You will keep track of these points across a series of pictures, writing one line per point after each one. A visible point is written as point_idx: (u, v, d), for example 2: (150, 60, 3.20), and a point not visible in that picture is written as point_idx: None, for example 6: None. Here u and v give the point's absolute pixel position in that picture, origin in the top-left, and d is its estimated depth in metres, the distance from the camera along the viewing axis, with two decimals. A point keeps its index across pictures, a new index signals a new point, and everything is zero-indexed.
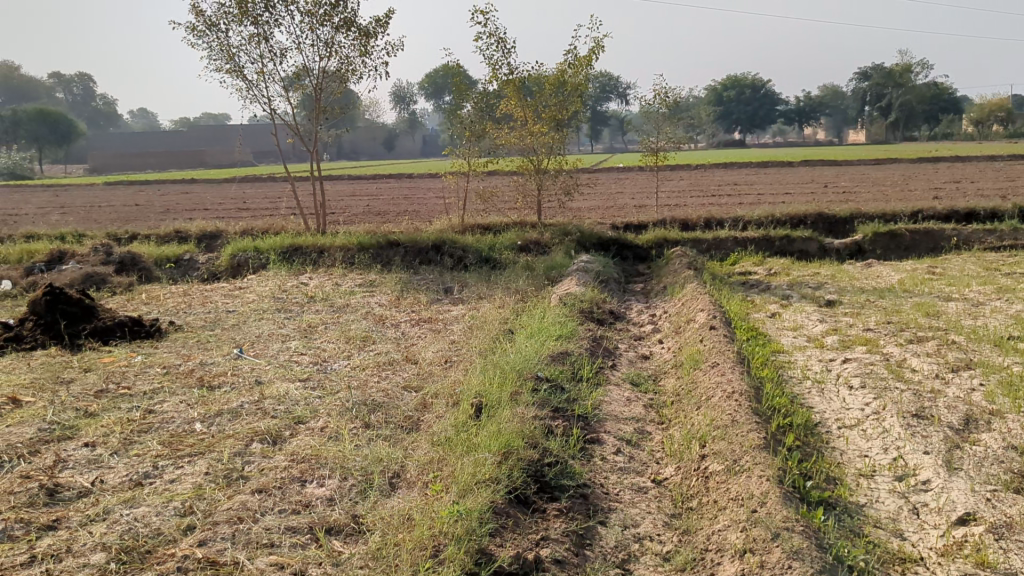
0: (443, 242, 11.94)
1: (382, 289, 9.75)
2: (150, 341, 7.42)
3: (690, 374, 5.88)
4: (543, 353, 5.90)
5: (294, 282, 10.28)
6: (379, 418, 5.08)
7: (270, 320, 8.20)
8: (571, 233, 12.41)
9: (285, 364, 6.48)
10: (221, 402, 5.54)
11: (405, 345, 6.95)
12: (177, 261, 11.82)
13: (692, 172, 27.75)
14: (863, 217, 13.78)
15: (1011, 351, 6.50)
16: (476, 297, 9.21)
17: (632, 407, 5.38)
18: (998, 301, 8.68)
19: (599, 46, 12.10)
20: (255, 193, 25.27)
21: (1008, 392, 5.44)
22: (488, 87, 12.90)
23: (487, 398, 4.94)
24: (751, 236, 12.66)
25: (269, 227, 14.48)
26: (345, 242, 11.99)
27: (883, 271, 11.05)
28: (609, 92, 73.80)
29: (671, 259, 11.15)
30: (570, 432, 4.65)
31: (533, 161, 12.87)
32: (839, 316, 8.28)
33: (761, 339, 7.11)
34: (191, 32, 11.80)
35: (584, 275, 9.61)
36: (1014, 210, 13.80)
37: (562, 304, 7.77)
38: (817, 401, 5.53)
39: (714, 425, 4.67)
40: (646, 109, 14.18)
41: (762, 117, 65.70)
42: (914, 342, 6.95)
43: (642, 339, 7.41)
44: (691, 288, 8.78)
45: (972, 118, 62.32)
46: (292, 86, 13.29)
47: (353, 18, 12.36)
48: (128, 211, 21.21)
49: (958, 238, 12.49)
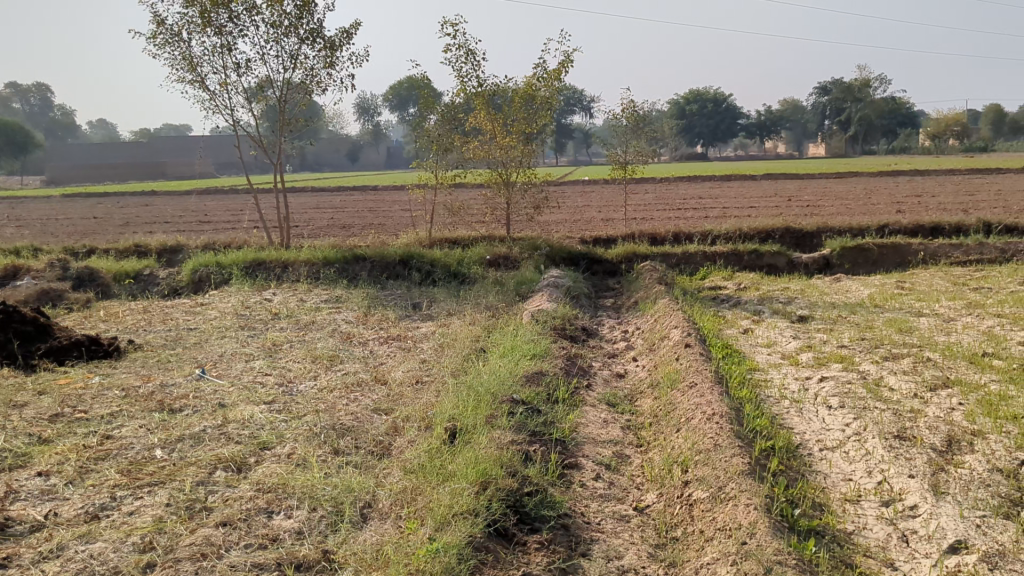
0: (410, 257, 11.76)
1: (348, 306, 9.54)
2: (108, 362, 7.16)
3: (667, 394, 5.75)
4: (518, 373, 5.74)
5: (258, 298, 10.04)
6: (349, 443, 4.89)
7: (233, 338, 7.97)
8: (540, 248, 12.28)
9: (249, 386, 6.26)
10: (183, 427, 5.31)
11: (374, 365, 6.76)
12: (136, 277, 11.54)
13: (658, 185, 27.80)
14: (830, 232, 13.79)
15: (987, 369, 6.45)
16: (445, 314, 9.03)
17: (609, 429, 5.24)
18: (969, 316, 8.67)
19: (570, 60, 12.02)
20: (217, 206, 24.90)
21: (988, 411, 5.38)
22: (456, 99, 12.74)
23: (461, 423, 4.78)
24: (721, 251, 12.63)
25: (231, 241, 14.20)
26: (310, 257, 11.75)
27: (851, 285, 11.04)
28: (573, 106, 74.16)
29: (640, 275, 11.05)
30: (549, 457, 4.51)
31: (501, 174, 12.73)
32: (812, 332, 8.21)
33: (735, 356, 7.02)
34: (153, 42, 11.54)
35: (555, 291, 9.49)
36: (978, 224, 13.90)
37: (534, 322, 7.62)
38: (796, 422, 5.42)
39: (696, 449, 4.55)
40: (614, 122, 14.13)
41: (725, 131, 66.28)
42: (890, 359, 6.90)
43: (616, 357, 7.28)
44: (663, 304, 8.68)
45: (929, 132, 63.36)
46: (255, 98, 13.05)
47: (319, 30, 12.18)
48: (86, 224, 20.76)
49: (925, 253, 12.52)
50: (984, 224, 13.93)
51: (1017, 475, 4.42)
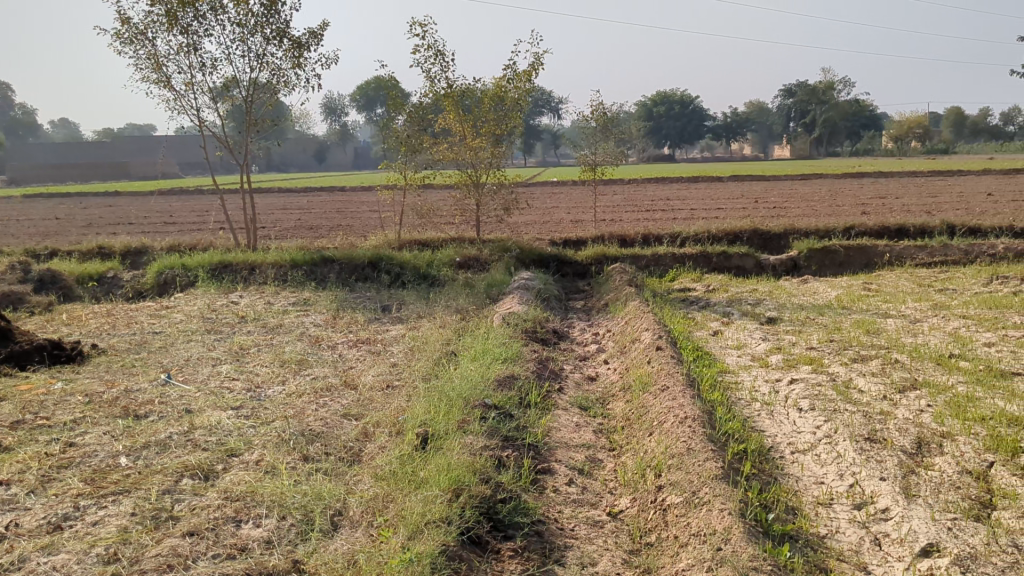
0: (379, 259, 11.68)
1: (317, 308, 9.45)
2: (70, 367, 7.03)
3: (639, 397, 5.73)
4: (489, 377, 5.69)
5: (224, 301, 9.92)
6: (318, 449, 4.83)
7: (199, 342, 7.86)
8: (510, 250, 12.25)
9: (215, 391, 6.16)
10: (148, 434, 5.21)
11: (344, 370, 6.69)
12: (100, 279, 11.40)
13: (627, 187, 27.87)
14: (797, 234, 13.87)
15: (954, 370, 6.50)
16: (415, 316, 8.97)
17: (581, 433, 5.21)
18: (935, 317, 8.75)
19: (539, 61, 12.00)
20: (182, 206, 24.58)
21: (956, 413, 5.42)
22: (425, 100, 12.66)
23: (433, 428, 4.73)
24: (690, 252, 12.66)
25: (197, 242, 14.02)
26: (277, 258, 11.62)
27: (819, 287, 11.12)
28: (541, 106, 74.24)
29: (610, 277, 11.06)
30: (521, 462, 4.47)
31: (470, 176, 12.69)
32: (781, 334, 8.25)
33: (706, 358, 7.03)
34: (117, 40, 11.37)
35: (525, 293, 9.46)
36: (942, 227, 14.06)
37: (505, 325, 7.59)
38: (768, 424, 5.42)
39: (669, 453, 4.53)
40: (583, 124, 14.13)
41: (691, 133, 66.67)
42: (858, 361, 6.94)
43: (587, 360, 7.27)
44: (634, 306, 8.68)
45: (892, 134, 64.17)
46: (222, 98, 12.90)
47: (286, 29, 12.06)
48: (47, 225, 20.41)
49: (890, 255, 12.64)
50: (947, 225, 14.11)
51: (986, 476, 4.45)
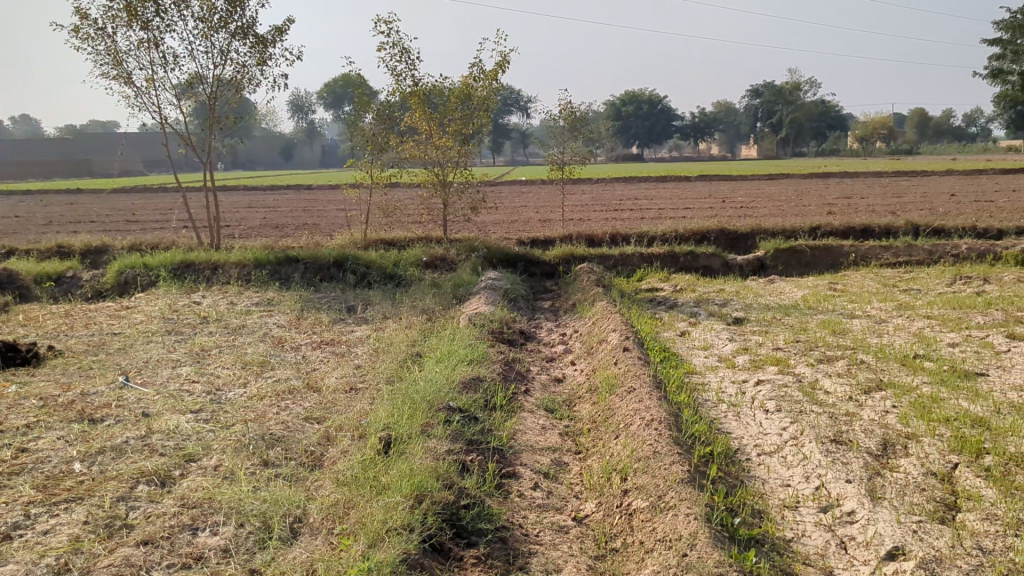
0: (344, 259, 11.56)
1: (281, 309, 9.31)
2: (25, 369, 6.86)
3: (606, 399, 5.69)
4: (454, 380, 5.61)
5: (186, 301, 9.76)
6: (279, 454, 4.73)
7: (159, 343, 7.71)
8: (477, 249, 12.18)
9: (175, 394, 6.03)
10: (104, 438, 5.08)
11: (307, 371, 6.58)
12: (59, 279, 11.18)
13: (595, 186, 27.92)
14: (764, 234, 13.92)
15: (919, 371, 6.53)
16: (381, 317, 8.88)
17: (547, 436, 5.15)
18: (900, 318, 8.79)
19: (506, 60, 11.93)
20: (145, 205, 24.24)
21: (922, 414, 5.43)
22: (392, 98, 12.55)
23: (396, 432, 4.65)
24: (657, 252, 12.66)
25: (160, 241, 13.81)
26: (241, 258, 11.47)
27: (786, 287, 11.15)
28: (509, 105, 74.25)
29: (578, 276, 11.04)
30: (486, 467, 4.41)
31: (437, 175, 12.60)
32: (748, 335, 8.24)
33: (673, 360, 7.00)
34: (75, 36, 11.15)
35: (492, 293, 9.39)
36: (906, 226, 14.18)
37: (471, 326, 7.52)
38: (734, 426, 5.39)
39: (635, 456, 4.48)
40: (551, 123, 14.08)
41: (659, 132, 66.94)
42: (824, 362, 6.94)
43: (554, 361, 7.21)
44: (601, 306, 8.64)
45: (857, 135, 64.88)
46: (185, 95, 12.70)
47: (250, 26, 11.89)
48: (6, 223, 20.01)
49: (856, 255, 12.69)
50: (912, 226, 14.24)
51: (950, 478, 4.46)
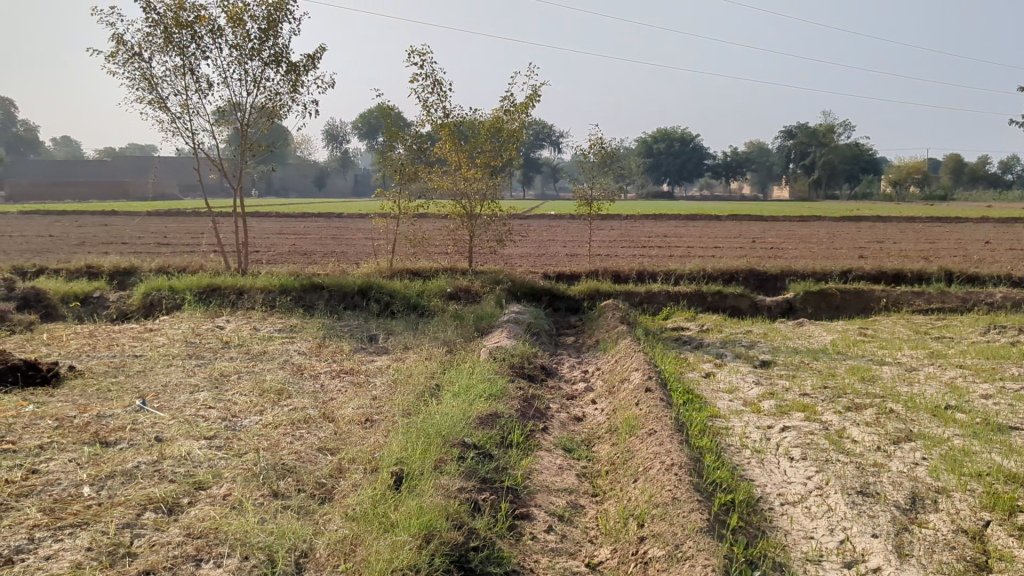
0: (369, 287, 11.54)
1: (303, 336, 9.27)
2: (44, 389, 6.84)
3: (626, 440, 5.55)
4: (471, 415, 5.50)
5: (210, 325, 9.75)
6: (289, 485, 4.64)
7: (179, 367, 7.67)
8: (502, 282, 12.12)
9: (190, 419, 5.97)
10: (114, 462, 5.02)
11: (324, 401, 6.50)
12: (85, 299, 11.23)
13: (624, 223, 27.89)
14: (795, 276, 13.76)
15: (950, 423, 6.33)
16: (402, 347, 8.80)
17: (564, 477, 5.03)
18: (931, 366, 8.59)
19: (537, 94, 11.96)
20: (177, 228, 24.46)
21: (952, 468, 5.25)
22: (422, 129, 12.62)
23: (408, 467, 4.55)
24: (684, 291, 12.54)
25: (188, 264, 13.87)
26: (266, 284, 11.48)
27: (815, 331, 10.98)
28: (541, 140, 74.82)
29: (603, 312, 10.93)
30: (500, 507, 4.30)
31: (464, 206, 12.57)
32: (774, 379, 8.07)
33: (697, 402, 6.84)
34: (112, 60, 11.29)
35: (515, 327, 9.31)
36: (940, 273, 13.95)
37: (492, 360, 7.43)
38: (757, 473, 5.23)
39: (653, 501, 4.35)
40: (581, 158, 14.05)
41: (691, 170, 66.95)
42: (852, 410, 6.76)
43: (575, 399, 7.07)
44: (625, 344, 8.53)
45: (891, 179, 64.63)
46: (219, 121, 12.80)
47: (284, 54, 11.98)
48: (40, 242, 20.24)
49: (887, 300, 12.48)
50: (945, 272, 13.99)
51: (981, 536, 4.28)
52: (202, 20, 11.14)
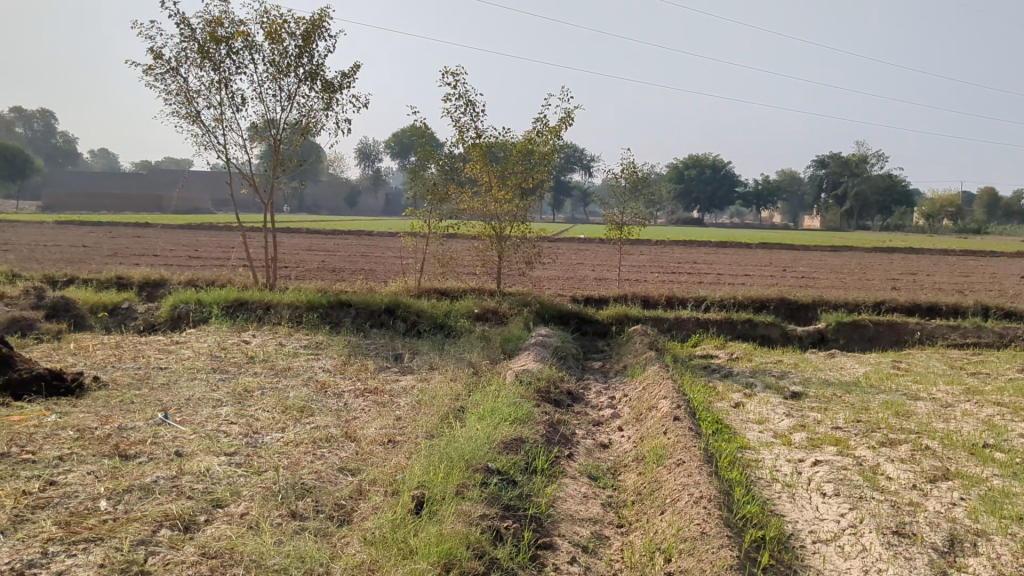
0: (396, 306, 11.49)
1: (328, 353, 9.21)
2: (68, 399, 6.81)
3: (654, 470, 5.41)
4: (495, 439, 5.39)
5: (236, 340, 9.72)
6: (308, 505, 4.55)
7: (203, 381, 7.63)
8: (530, 305, 12.04)
9: (211, 434, 5.91)
10: (133, 476, 4.95)
11: (347, 420, 6.41)
12: (113, 310, 11.25)
13: (653, 248, 27.75)
14: (827, 306, 13.56)
15: (989, 462, 6.13)
16: (427, 367, 8.72)
17: (589, 506, 4.89)
18: (967, 403, 8.36)
19: (570, 117, 11.91)
20: (208, 242, 24.62)
21: (992, 510, 5.06)
22: (454, 149, 12.58)
23: (430, 492, 4.45)
24: (714, 318, 12.38)
25: (217, 278, 13.90)
26: (293, 299, 11.46)
27: (847, 362, 10.78)
28: (572, 164, 75.09)
29: (631, 337, 10.80)
30: (522, 535, 4.18)
31: (493, 228, 12.51)
32: (805, 411, 7.89)
33: (726, 433, 6.69)
34: (149, 73, 11.37)
35: (542, 351, 9.20)
36: (976, 307, 13.69)
37: (518, 383, 7.31)
38: (788, 509, 5.07)
39: (681, 535, 4.21)
40: (612, 182, 13.96)
41: (722, 198, 66.80)
42: (887, 445, 6.57)
43: (601, 426, 6.94)
44: (653, 371, 8.39)
45: (924, 211, 64.12)
46: (253, 137, 12.85)
47: (319, 71, 12.01)
48: (73, 253, 20.39)
49: (922, 333, 12.24)
50: (981, 306, 13.72)
51: None
52: (238, 35, 11.20)
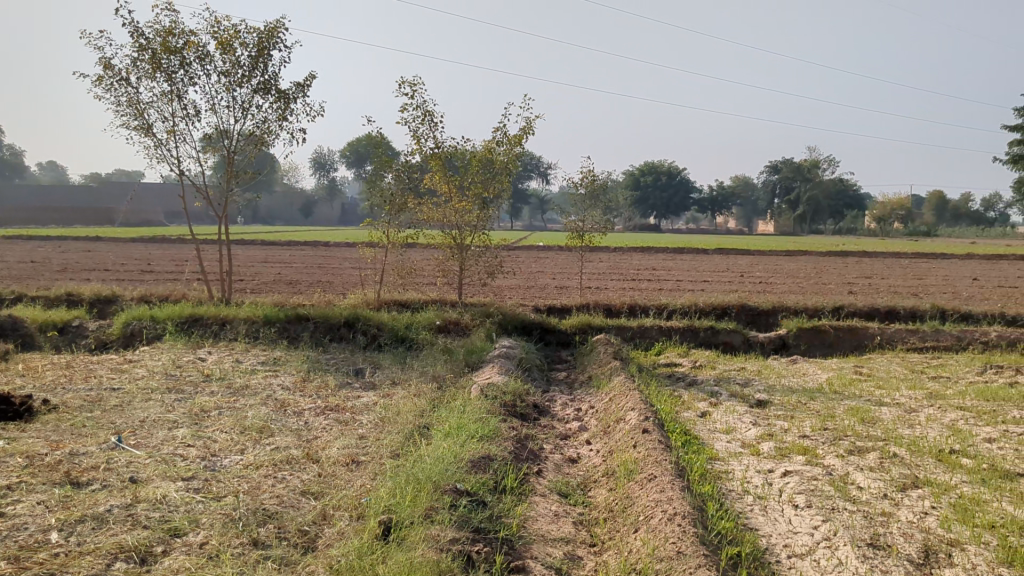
0: (356, 319, 11.32)
1: (287, 370, 9.00)
2: (15, 424, 6.55)
3: (624, 486, 5.32)
4: (463, 458, 5.26)
5: (191, 357, 9.47)
6: (271, 533, 4.38)
7: (158, 402, 7.39)
8: (493, 316, 11.94)
9: (167, 458, 5.71)
10: (85, 506, 4.74)
11: (309, 440, 6.24)
12: (63, 328, 10.93)
13: (613, 255, 27.80)
14: (787, 311, 13.63)
15: (957, 469, 6.13)
16: (389, 382, 8.56)
17: (560, 525, 4.78)
18: (930, 408, 8.38)
19: (530, 126, 11.81)
20: (161, 256, 24.19)
21: (964, 518, 5.04)
22: (412, 159, 12.41)
23: (398, 516, 4.31)
24: (676, 326, 12.36)
25: (170, 293, 13.59)
26: (250, 314, 11.23)
27: (809, 368, 10.80)
28: (529, 172, 75.31)
29: (595, 347, 10.73)
30: (493, 558, 4.06)
31: (454, 238, 12.38)
32: (772, 419, 7.84)
33: (694, 444, 6.62)
34: (99, 84, 11.09)
35: (506, 363, 9.08)
36: (933, 310, 13.82)
37: (483, 398, 7.18)
38: (761, 522, 5.00)
39: (657, 555, 4.11)
40: (572, 190, 13.90)
41: (677, 204, 67.33)
42: (855, 454, 6.55)
43: (569, 439, 6.84)
44: (619, 382, 8.31)
45: (875, 215, 65.21)
46: (206, 148, 12.59)
47: (273, 82, 11.81)
48: (21, 268, 19.86)
49: (881, 337, 12.31)
50: (938, 310, 13.84)
51: None
52: (190, 46, 10.97)
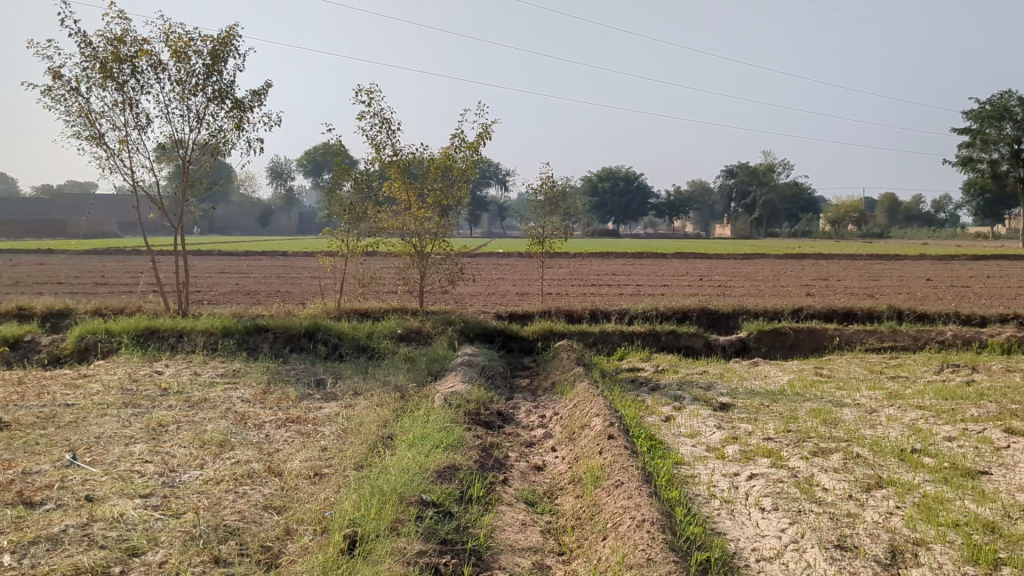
0: (317, 329, 11.20)
1: (246, 382, 8.85)
2: None
3: (592, 493, 5.28)
4: (428, 469, 5.19)
5: (148, 371, 9.27)
6: (232, 550, 4.28)
7: (114, 417, 7.22)
8: (454, 323, 11.88)
9: (124, 475, 5.56)
10: (39, 526, 4.60)
11: (271, 453, 6.12)
12: (15, 343, 10.67)
13: (572, 261, 27.90)
14: (746, 314, 13.72)
15: (920, 468, 6.18)
16: (351, 393, 8.45)
17: (529, 534, 4.73)
18: (891, 407, 8.47)
19: (487, 132, 11.75)
20: (116, 267, 23.78)
21: (928, 517, 5.07)
22: (370, 167, 12.30)
23: (363, 530, 4.23)
24: (638, 330, 12.38)
25: (125, 305, 13.33)
26: (208, 325, 11.04)
27: (770, 371, 10.86)
28: (488, 178, 75.32)
29: (557, 353, 10.71)
30: (461, 569, 4.00)
31: (413, 245, 12.29)
32: (736, 422, 7.86)
33: (659, 449, 6.60)
34: (48, 94, 10.87)
35: (468, 371, 9.02)
36: (890, 310, 13.99)
37: (447, 407, 7.10)
38: (728, 527, 4.99)
39: (626, 563, 4.08)
40: (531, 197, 13.88)
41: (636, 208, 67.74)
42: (819, 455, 6.58)
43: (534, 447, 6.79)
44: (583, 387, 8.28)
45: (830, 217, 66.16)
46: (160, 158, 12.39)
47: (228, 90, 11.65)
48: None
49: (840, 338, 12.43)
50: (894, 310, 14.02)
51: None
52: (143, 54, 10.79)
